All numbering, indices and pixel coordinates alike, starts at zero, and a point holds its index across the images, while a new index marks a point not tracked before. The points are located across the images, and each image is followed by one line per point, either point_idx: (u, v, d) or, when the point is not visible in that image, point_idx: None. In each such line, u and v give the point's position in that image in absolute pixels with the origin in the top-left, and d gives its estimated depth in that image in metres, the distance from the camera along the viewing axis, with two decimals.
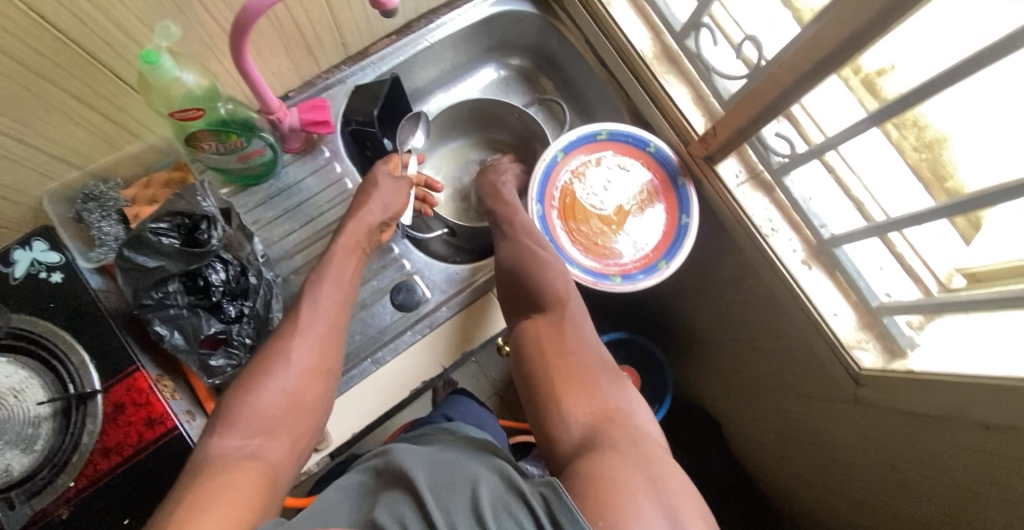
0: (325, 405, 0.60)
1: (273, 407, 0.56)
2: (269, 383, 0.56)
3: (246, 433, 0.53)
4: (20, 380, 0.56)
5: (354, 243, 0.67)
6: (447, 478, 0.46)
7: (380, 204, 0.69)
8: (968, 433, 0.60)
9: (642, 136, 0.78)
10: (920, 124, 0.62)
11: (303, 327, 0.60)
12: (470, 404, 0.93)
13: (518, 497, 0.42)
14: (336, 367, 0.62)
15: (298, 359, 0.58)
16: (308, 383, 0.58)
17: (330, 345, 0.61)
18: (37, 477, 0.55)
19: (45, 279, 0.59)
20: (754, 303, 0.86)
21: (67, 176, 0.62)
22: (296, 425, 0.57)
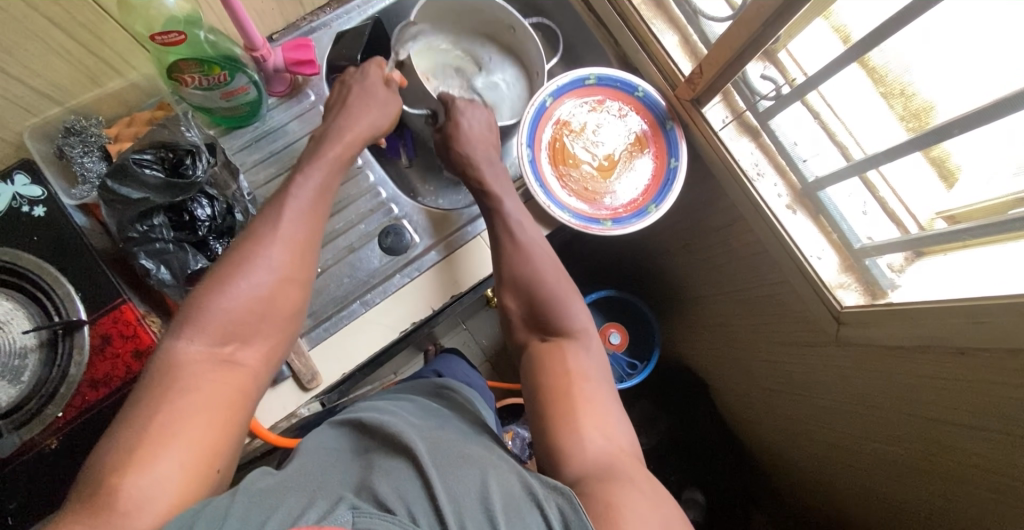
0: (297, 314, 0.58)
1: (243, 311, 0.53)
2: (238, 286, 0.54)
3: (216, 338, 0.51)
4: (5, 311, 0.56)
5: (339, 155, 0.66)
6: (457, 467, 0.49)
7: (369, 122, 0.69)
8: (943, 361, 0.62)
9: (631, 80, 0.77)
10: (908, 93, 0.64)
11: (281, 231, 0.59)
12: (459, 363, 0.94)
13: (532, 502, 0.46)
14: (310, 275, 0.60)
15: (272, 262, 0.57)
16: (279, 292, 0.56)
17: (304, 251, 0.59)
18: (25, 407, 0.55)
19: (27, 212, 0.59)
20: (737, 251, 0.87)
21: (47, 112, 0.62)
22: (274, 328, 0.56)
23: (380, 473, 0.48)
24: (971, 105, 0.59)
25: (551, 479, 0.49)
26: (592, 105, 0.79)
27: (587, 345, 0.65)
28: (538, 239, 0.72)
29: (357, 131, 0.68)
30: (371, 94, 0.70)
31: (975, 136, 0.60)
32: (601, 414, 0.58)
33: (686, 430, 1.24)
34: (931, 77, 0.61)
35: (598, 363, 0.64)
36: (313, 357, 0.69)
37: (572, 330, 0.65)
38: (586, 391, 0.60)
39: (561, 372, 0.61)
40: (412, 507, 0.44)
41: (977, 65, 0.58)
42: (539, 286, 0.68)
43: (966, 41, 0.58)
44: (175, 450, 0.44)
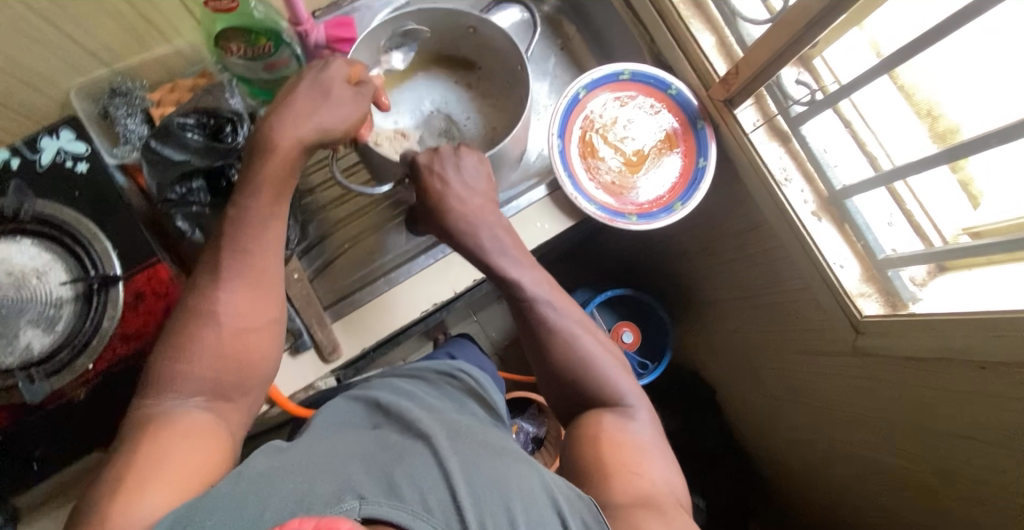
0: (270, 357, 0.58)
1: (215, 364, 0.55)
2: (204, 346, 0.54)
3: (194, 390, 0.53)
4: (43, 262, 0.57)
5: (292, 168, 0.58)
6: (479, 459, 0.49)
7: (317, 121, 0.57)
8: (963, 374, 0.62)
9: (665, 78, 0.78)
10: (935, 114, 0.65)
11: (236, 276, 0.56)
12: (471, 349, 0.95)
13: (549, 500, 0.47)
14: (277, 317, 0.59)
15: (231, 314, 0.55)
16: (243, 343, 0.56)
17: (268, 297, 0.58)
18: (57, 356, 0.56)
19: (70, 168, 0.59)
20: (758, 256, 0.87)
21: (95, 73, 0.64)
22: (245, 376, 0.56)
23: (399, 459, 0.49)
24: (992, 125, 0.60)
25: (578, 489, 0.51)
26: (624, 100, 0.79)
27: (640, 413, 0.63)
28: (565, 315, 0.67)
29: (301, 133, 0.57)
30: (322, 88, 0.58)
31: (998, 155, 0.62)
32: (641, 457, 0.58)
33: (691, 436, 1.24)
34: (958, 95, 0.63)
35: (651, 425, 0.63)
36: (335, 328, 0.71)
37: (625, 400, 0.64)
38: (631, 439, 0.60)
39: (618, 432, 0.60)
40: (427, 496, 0.44)
41: (1000, 91, 0.59)
42: (578, 362, 0.65)
43: (981, 65, 0.60)
44: (152, 488, 0.45)
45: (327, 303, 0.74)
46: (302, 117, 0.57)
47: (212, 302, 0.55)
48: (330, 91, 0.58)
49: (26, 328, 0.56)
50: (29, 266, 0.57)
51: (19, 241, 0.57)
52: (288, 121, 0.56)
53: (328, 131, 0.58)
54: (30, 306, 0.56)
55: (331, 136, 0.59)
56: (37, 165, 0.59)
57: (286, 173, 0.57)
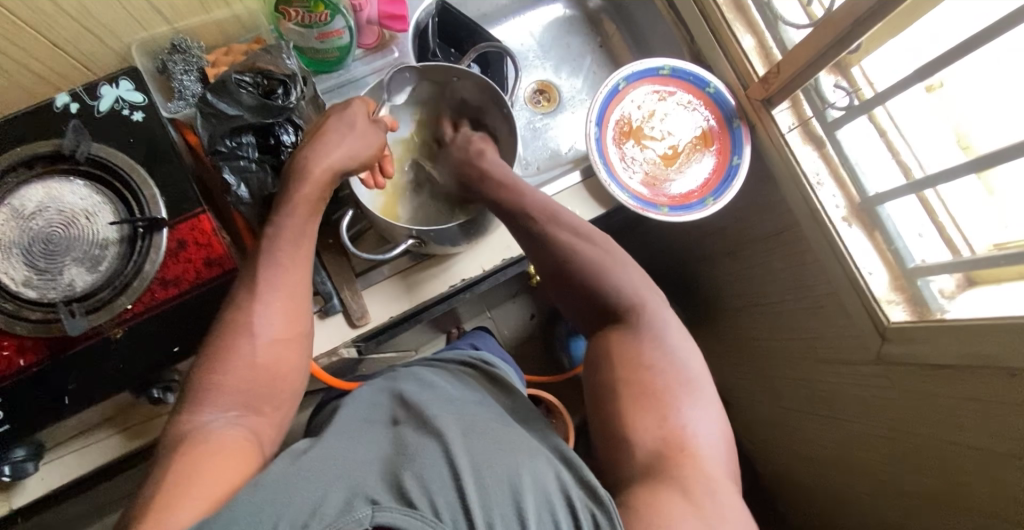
0: (301, 368, 0.58)
1: (248, 376, 0.54)
2: (237, 359, 0.54)
3: (228, 404, 0.53)
4: (93, 204, 0.59)
5: (318, 193, 0.60)
6: (490, 456, 0.49)
7: (343, 150, 0.60)
8: (991, 383, 0.61)
9: (703, 75, 0.79)
10: (965, 142, 0.67)
11: (263, 290, 0.57)
12: (490, 340, 0.95)
13: (566, 506, 0.47)
14: (306, 329, 0.59)
15: (264, 324, 0.56)
16: (276, 354, 0.56)
17: (300, 307, 0.58)
18: (97, 295, 0.57)
19: (127, 116, 0.61)
20: (784, 262, 0.87)
21: (156, 31, 0.66)
22: (277, 388, 0.56)
23: (411, 457, 0.49)
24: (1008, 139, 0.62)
25: (589, 476, 0.49)
26: (662, 94, 0.80)
27: (677, 343, 0.61)
28: (588, 244, 0.66)
29: (328, 161, 0.60)
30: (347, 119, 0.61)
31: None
32: (665, 416, 0.55)
33: None
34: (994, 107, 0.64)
35: (690, 357, 0.60)
36: (364, 295, 0.71)
37: (659, 333, 0.61)
38: (662, 388, 0.56)
39: (649, 374, 0.57)
40: (435, 498, 0.45)
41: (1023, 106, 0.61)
42: (603, 294, 0.64)
43: (1007, 79, 0.62)
44: (192, 493, 0.44)
45: (359, 270, 0.72)
46: (327, 155, 0.60)
47: (248, 314, 0.55)
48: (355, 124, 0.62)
49: (71, 266, 0.57)
50: (80, 207, 0.58)
51: (73, 181, 0.59)
52: (316, 148, 0.59)
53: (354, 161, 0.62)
54: (76, 244, 0.57)
55: (357, 164, 0.62)
56: (96, 110, 0.61)
57: (315, 197, 0.59)
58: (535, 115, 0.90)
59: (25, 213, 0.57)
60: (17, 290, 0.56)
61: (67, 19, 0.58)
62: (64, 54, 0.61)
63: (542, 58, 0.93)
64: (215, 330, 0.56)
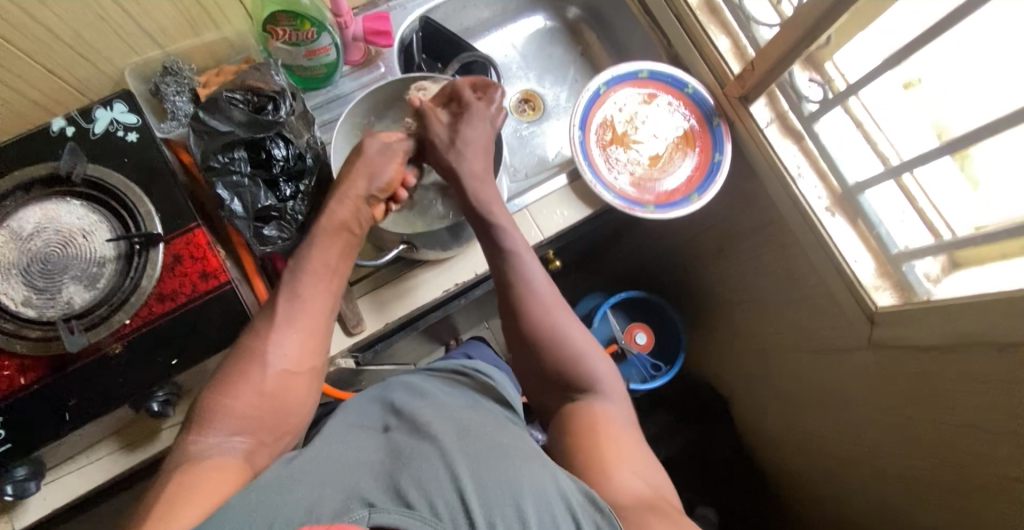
0: (307, 402, 0.60)
1: (255, 403, 0.56)
2: (249, 385, 0.56)
3: (233, 428, 0.54)
4: (90, 223, 0.60)
5: (339, 223, 0.65)
6: (488, 461, 0.50)
7: (366, 176, 0.66)
8: (979, 360, 0.62)
9: (681, 77, 0.82)
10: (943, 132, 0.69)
11: (281, 323, 0.60)
12: (485, 348, 0.97)
13: (565, 508, 0.47)
14: (319, 364, 0.62)
15: (279, 353, 0.58)
16: (285, 384, 0.58)
17: (315, 341, 0.62)
18: (96, 312, 0.58)
19: (121, 136, 0.63)
20: (772, 255, 0.89)
21: (149, 54, 0.68)
22: (281, 419, 0.58)
23: (408, 461, 0.50)
24: (981, 121, 0.64)
25: (591, 490, 0.50)
26: (643, 97, 0.83)
27: (611, 393, 0.65)
28: (542, 282, 0.69)
29: (353, 189, 0.66)
30: (375, 148, 0.68)
31: (998, 150, 0.65)
32: (627, 453, 0.58)
33: (704, 446, 1.23)
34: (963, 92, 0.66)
35: (621, 406, 0.65)
36: (359, 304, 0.72)
37: (596, 380, 0.65)
38: (612, 433, 0.60)
39: (590, 419, 0.61)
40: (434, 498, 0.45)
41: (990, 90, 0.63)
42: (546, 348, 0.66)
43: (972, 65, 0.64)
44: (194, 502, 0.46)
45: (354, 278, 0.74)
46: (351, 181, 0.66)
47: (264, 343, 0.58)
48: (372, 151, 0.67)
49: (69, 284, 0.58)
50: (77, 226, 0.59)
51: (70, 202, 0.60)
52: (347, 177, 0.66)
53: (376, 187, 0.67)
54: (74, 263, 0.59)
55: (379, 185, 0.67)
56: (91, 133, 0.62)
57: (338, 223, 0.65)
58: (521, 123, 0.92)
59: (24, 234, 0.58)
60: (16, 310, 0.57)
61: (61, 46, 0.60)
62: (58, 79, 0.63)
63: (525, 69, 0.96)
64: (228, 359, 0.58)
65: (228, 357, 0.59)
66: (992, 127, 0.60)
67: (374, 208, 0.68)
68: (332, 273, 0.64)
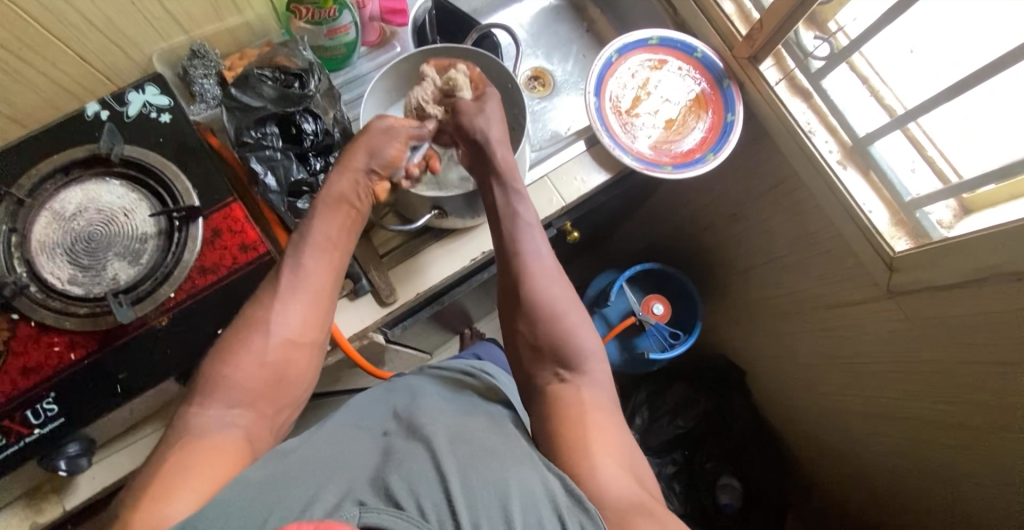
0: (307, 377, 0.60)
1: (256, 374, 0.56)
2: (249, 354, 0.56)
3: (234, 399, 0.54)
4: (130, 201, 0.62)
5: (342, 201, 0.64)
6: (478, 461, 0.51)
7: (365, 151, 0.65)
8: (996, 294, 0.64)
9: (690, 42, 0.84)
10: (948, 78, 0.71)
11: (282, 295, 0.59)
12: (494, 352, 0.98)
13: (551, 509, 0.48)
14: (321, 339, 0.61)
15: (281, 324, 0.58)
16: (286, 354, 0.58)
17: (319, 315, 0.61)
18: (140, 287, 0.59)
19: (155, 118, 0.64)
20: (786, 214, 0.91)
21: (175, 40, 0.69)
22: (281, 391, 0.57)
23: (399, 462, 0.50)
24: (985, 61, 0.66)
25: (576, 490, 0.51)
26: (654, 63, 0.85)
27: (595, 375, 0.65)
28: (547, 254, 0.70)
29: (353, 163, 0.65)
30: (379, 125, 0.67)
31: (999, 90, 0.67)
32: (613, 442, 0.58)
33: (722, 416, 1.25)
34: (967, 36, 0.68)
35: (603, 390, 0.65)
36: (391, 274, 0.74)
37: (582, 359, 0.66)
38: (598, 419, 0.60)
39: (572, 402, 0.62)
40: (422, 499, 0.46)
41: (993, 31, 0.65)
42: (541, 316, 0.67)
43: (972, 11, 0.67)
44: (193, 482, 0.46)
45: (383, 251, 0.76)
46: (354, 157, 0.65)
47: (267, 312, 0.58)
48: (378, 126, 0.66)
49: (114, 260, 0.60)
50: (118, 205, 0.61)
51: (108, 182, 0.62)
52: (348, 152, 0.65)
53: (377, 162, 0.66)
54: (117, 240, 0.60)
55: (382, 160, 0.66)
56: (125, 115, 0.64)
57: (338, 197, 0.64)
58: (533, 99, 0.94)
59: (66, 215, 0.60)
60: (64, 288, 0.58)
61: (93, 32, 0.61)
62: (89, 66, 0.64)
63: (534, 46, 0.98)
64: (228, 329, 0.58)
65: (232, 326, 0.58)
66: (999, 64, 0.62)
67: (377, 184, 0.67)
68: (335, 247, 0.64)
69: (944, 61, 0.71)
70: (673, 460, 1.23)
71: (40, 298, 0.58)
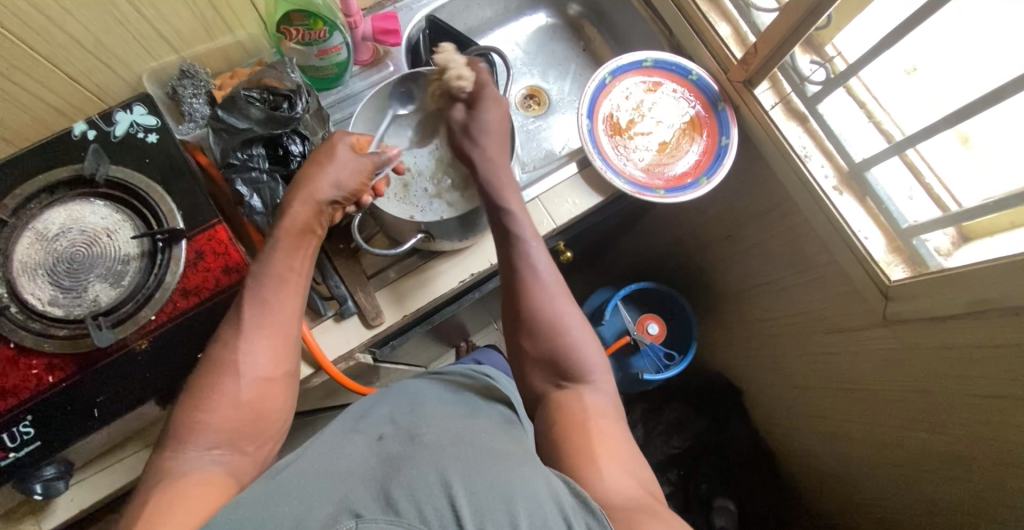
0: (286, 406, 0.58)
1: (232, 414, 0.54)
2: (220, 397, 0.54)
3: (211, 442, 0.52)
4: (114, 222, 0.61)
5: (301, 228, 0.62)
6: (482, 465, 0.49)
7: (329, 182, 0.63)
8: (993, 327, 0.62)
9: (686, 64, 0.84)
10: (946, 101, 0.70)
11: (249, 332, 0.57)
12: (494, 356, 0.98)
13: (560, 516, 0.45)
14: (293, 368, 0.60)
15: (250, 362, 0.56)
16: (260, 391, 0.56)
17: (287, 345, 0.59)
18: (122, 308, 0.59)
19: (142, 138, 0.64)
20: (783, 236, 0.89)
21: (165, 59, 0.69)
22: (262, 427, 0.56)
23: (398, 469, 0.48)
24: (985, 87, 0.64)
25: (581, 490, 0.49)
26: (648, 85, 0.85)
27: (600, 384, 0.64)
28: (550, 268, 0.69)
29: (315, 193, 0.62)
30: (344, 154, 0.65)
31: (998, 116, 0.66)
32: (618, 454, 0.56)
33: (720, 437, 1.23)
34: (962, 62, 0.67)
35: (609, 397, 0.64)
36: (378, 296, 0.73)
37: (587, 369, 0.65)
38: (601, 426, 0.59)
39: (577, 409, 0.61)
40: (423, 506, 0.43)
41: (993, 58, 0.64)
42: (550, 331, 0.65)
43: (966, 43, 0.66)
44: (190, 511, 0.45)
45: (370, 272, 0.75)
46: (312, 191, 0.62)
47: (233, 351, 0.56)
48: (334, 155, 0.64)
49: (96, 282, 0.59)
50: (102, 225, 0.61)
51: (93, 202, 0.62)
52: (307, 180, 0.62)
53: (340, 194, 0.64)
54: (100, 261, 0.60)
55: (344, 191, 0.64)
56: (112, 135, 0.64)
57: (301, 227, 0.62)
58: (528, 118, 0.94)
59: (49, 235, 0.60)
60: (43, 309, 0.58)
61: (81, 51, 0.61)
62: (78, 85, 0.64)
63: (529, 65, 0.97)
64: (196, 373, 0.56)
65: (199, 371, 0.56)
66: (999, 92, 0.60)
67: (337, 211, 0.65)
68: (298, 274, 0.62)
69: (940, 87, 0.69)
70: (669, 479, 1.21)
71: (20, 319, 0.58)
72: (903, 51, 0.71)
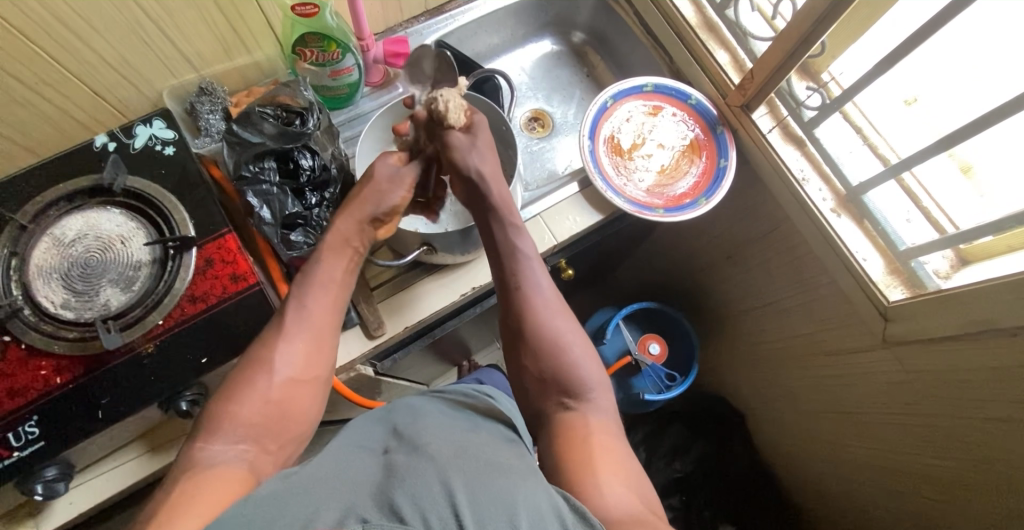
0: (312, 411, 0.60)
1: (262, 411, 0.56)
2: (255, 392, 0.56)
3: (237, 436, 0.54)
4: (128, 229, 0.64)
5: (344, 242, 0.66)
6: (483, 479, 0.49)
7: (374, 197, 0.67)
8: (993, 348, 0.62)
9: (685, 89, 0.86)
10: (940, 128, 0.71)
11: (287, 334, 0.59)
12: (495, 374, 0.98)
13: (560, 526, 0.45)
14: (324, 374, 0.62)
15: (285, 362, 0.58)
16: (289, 392, 0.57)
17: (322, 352, 0.61)
18: (131, 312, 0.61)
19: (160, 150, 0.67)
20: (782, 257, 0.90)
21: (185, 78, 0.73)
22: (285, 428, 0.57)
23: (401, 479, 0.48)
24: (978, 112, 0.66)
25: (582, 508, 0.48)
26: (648, 109, 0.87)
27: (600, 402, 0.65)
28: (548, 286, 0.70)
29: (359, 211, 0.67)
30: (385, 172, 0.69)
31: (991, 141, 0.66)
32: (618, 468, 0.57)
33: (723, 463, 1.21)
34: (955, 88, 0.69)
35: (610, 415, 0.64)
36: (380, 308, 0.74)
37: (587, 387, 0.65)
38: (603, 441, 0.60)
39: (577, 422, 0.62)
40: (427, 516, 0.44)
41: (984, 86, 0.66)
42: (552, 351, 0.66)
43: (958, 71, 0.68)
44: (198, 510, 0.45)
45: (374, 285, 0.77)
46: (358, 206, 0.67)
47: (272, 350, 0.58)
48: (381, 175, 0.68)
49: (107, 286, 0.61)
50: (116, 232, 0.63)
51: (109, 210, 0.64)
52: (354, 196, 0.67)
53: (382, 210, 0.68)
54: (112, 267, 0.62)
55: (385, 210, 0.68)
56: (131, 147, 0.67)
57: (342, 240, 0.66)
58: (532, 140, 0.96)
59: (65, 241, 0.62)
60: (56, 312, 0.60)
61: (107, 68, 0.64)
62: (102, 101, 0.67)
63: (534, 90, 1.01)
64: (235, 367, 0.58)
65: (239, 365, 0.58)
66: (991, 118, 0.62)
67: (381, 227, 0.70)
68: (337, 283, 0.65)
69: (935, 113, 0.71)
70: (671, 506, 1.19)
71: (33, 321, 0.59)
72: (896, 78, 0.74)
